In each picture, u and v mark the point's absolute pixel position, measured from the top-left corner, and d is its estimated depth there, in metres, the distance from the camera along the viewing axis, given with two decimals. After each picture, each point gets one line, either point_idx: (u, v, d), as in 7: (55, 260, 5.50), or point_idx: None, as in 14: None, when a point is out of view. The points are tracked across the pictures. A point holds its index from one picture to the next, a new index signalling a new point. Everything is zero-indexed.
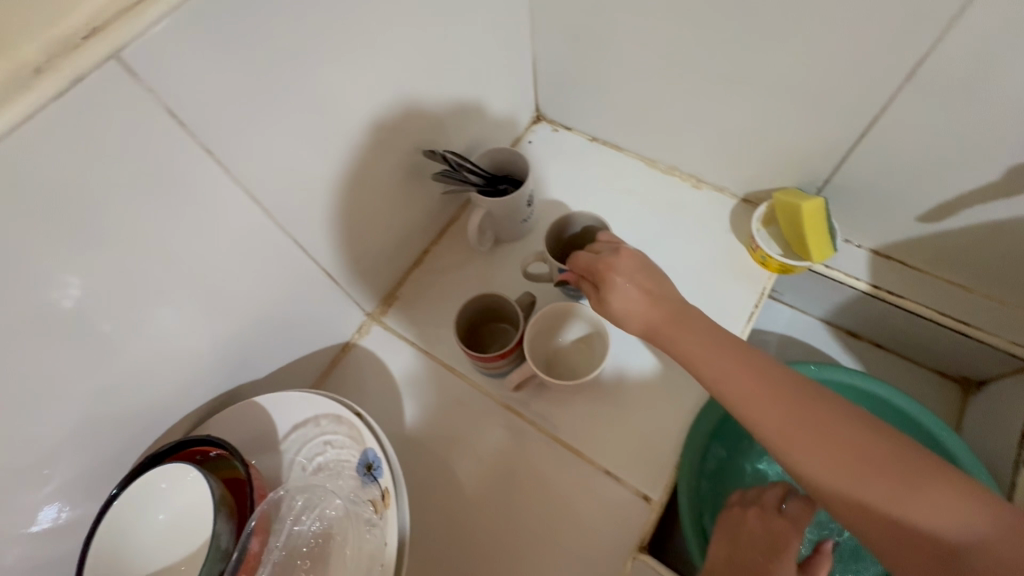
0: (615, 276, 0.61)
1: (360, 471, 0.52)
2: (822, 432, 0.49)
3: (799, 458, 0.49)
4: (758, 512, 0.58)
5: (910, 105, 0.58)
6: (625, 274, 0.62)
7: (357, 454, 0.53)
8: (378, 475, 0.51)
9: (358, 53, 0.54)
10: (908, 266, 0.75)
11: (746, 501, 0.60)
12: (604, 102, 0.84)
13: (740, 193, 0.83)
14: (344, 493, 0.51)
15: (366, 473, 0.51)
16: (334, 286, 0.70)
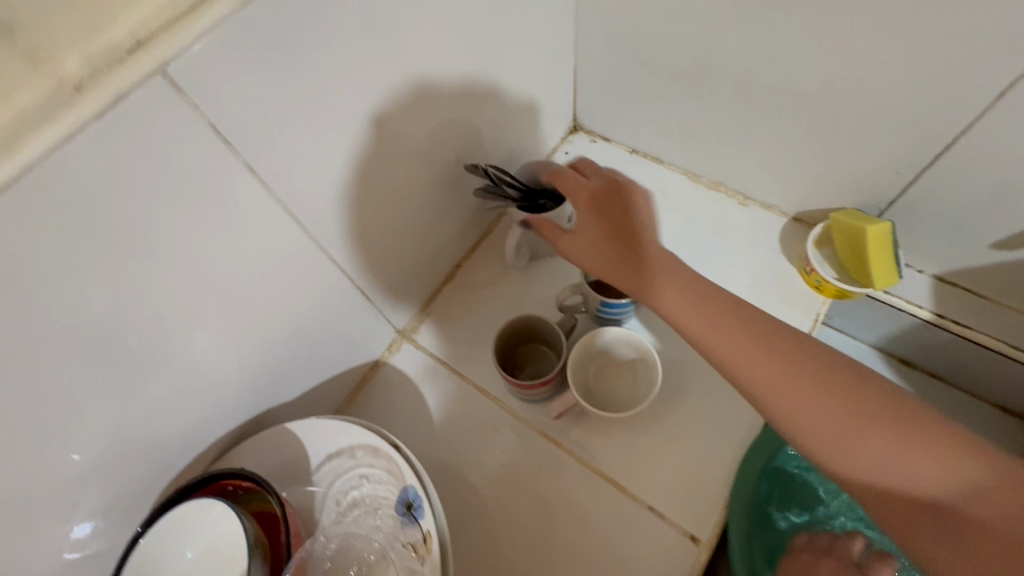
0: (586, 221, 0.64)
1: (399, 511, 0.49)
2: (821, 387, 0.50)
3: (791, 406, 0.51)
4: (833, 563, 0.56)
5: (997, 126, 0.53)
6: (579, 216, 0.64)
7: (396, 491, 0.49)
8: (419, 516, 0.47)
9: (407, 64, 0.51)
10: (973, 293, 0.70)
11: (818, 550, 0.57)
12: (649, 113, 0.80)
13: (791, 211, 0.79)
14: (383, 535, 0.48)
15: (406, 513, 0.48)
16: (367, 303, 0.67)
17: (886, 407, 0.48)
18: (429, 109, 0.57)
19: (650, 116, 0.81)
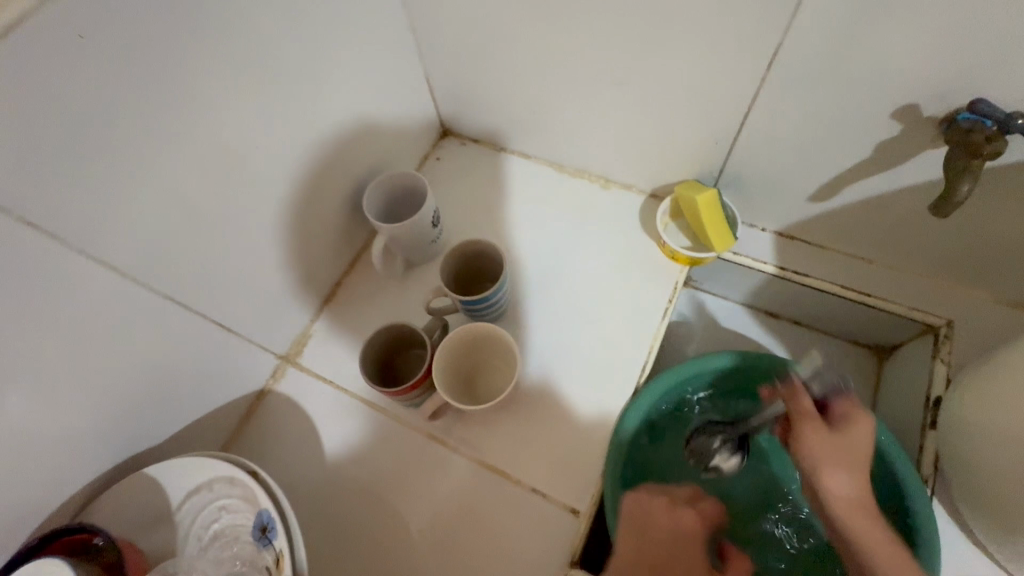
0: (826, 488, 0.55)
1: (255, 535, 0.50)
2: (872, 544, 0.53)
3: (846, 521, 0.55)
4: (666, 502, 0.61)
5: (779, 93, 0.58)
6: (837, 466, 0.55)
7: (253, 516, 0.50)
8: (272, 537, 0.49)
9: (203, 93, 0.51)
10: (811, 244, 0.75)
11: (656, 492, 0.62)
12: (503, 111, 0.84)
13: (648, 187, 0.83)
14: (243, 556, 0.50)
15: (262, 537, 0.49)
16: (232, 335, 0.67)
17: (902, 568, 0.52)
18: (250, 136, 0.58)
19: (506, 114, 0.83)
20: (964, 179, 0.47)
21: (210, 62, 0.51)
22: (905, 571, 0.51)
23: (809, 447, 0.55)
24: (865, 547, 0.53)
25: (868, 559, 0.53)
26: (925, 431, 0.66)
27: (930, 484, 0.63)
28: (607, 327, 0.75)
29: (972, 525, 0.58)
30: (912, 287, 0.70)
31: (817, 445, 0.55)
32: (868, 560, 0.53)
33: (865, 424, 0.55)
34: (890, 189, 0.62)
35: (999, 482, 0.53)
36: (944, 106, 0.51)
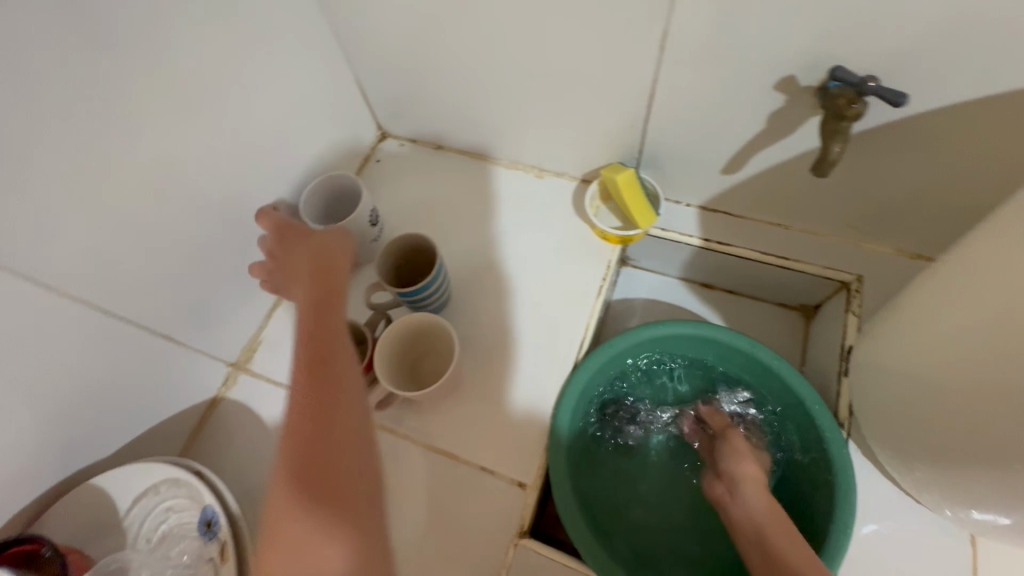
0: (739, 463, 0.66)
1: (201, 530, 0.53)
2: (774, 511, 0.59)
3: (746, 485, 0.63)
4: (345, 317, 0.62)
5: (674, 74, 0.62)
6: (739, 455, 0.67)
7: (197, 513, 0.54)
8: (217, 531, 0.53)
9: (114, 105, 0.53)
10: (731, 215, 0.79)
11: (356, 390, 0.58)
12: (433, 110, 0.86)
13: (578, 174, 0.86)
14: (190, 552, 0.53)
15: (207, 531, 0.53)
16: (176, 344, 0.68)
17: (789, 527, 0.57)
18: (173, 147, 0.60)
19: (434, 112, 0.86)
20: (833, 141, 0.53)
21: (120, 75, 0.53)
22: (785, 526, 0.57)
23: (727, 446, 0.69)
24: (764, 506, 0.60)
25: (755, 514, 0.59)
26: (840, 379, 0.71)
27: (846, 428, 0.67)
28: (546, 310, 0.78)
29: (884, 462, 0.62)
30: (823, 248, 0.75)
31: (735, 444, 0.69)
32: (761, 521, 0.58)
33: (756, 471, 0.65)
34: (787, 156, 0.67)
35: (894, 413, 0.57)
36: (817, 75, 0.56)
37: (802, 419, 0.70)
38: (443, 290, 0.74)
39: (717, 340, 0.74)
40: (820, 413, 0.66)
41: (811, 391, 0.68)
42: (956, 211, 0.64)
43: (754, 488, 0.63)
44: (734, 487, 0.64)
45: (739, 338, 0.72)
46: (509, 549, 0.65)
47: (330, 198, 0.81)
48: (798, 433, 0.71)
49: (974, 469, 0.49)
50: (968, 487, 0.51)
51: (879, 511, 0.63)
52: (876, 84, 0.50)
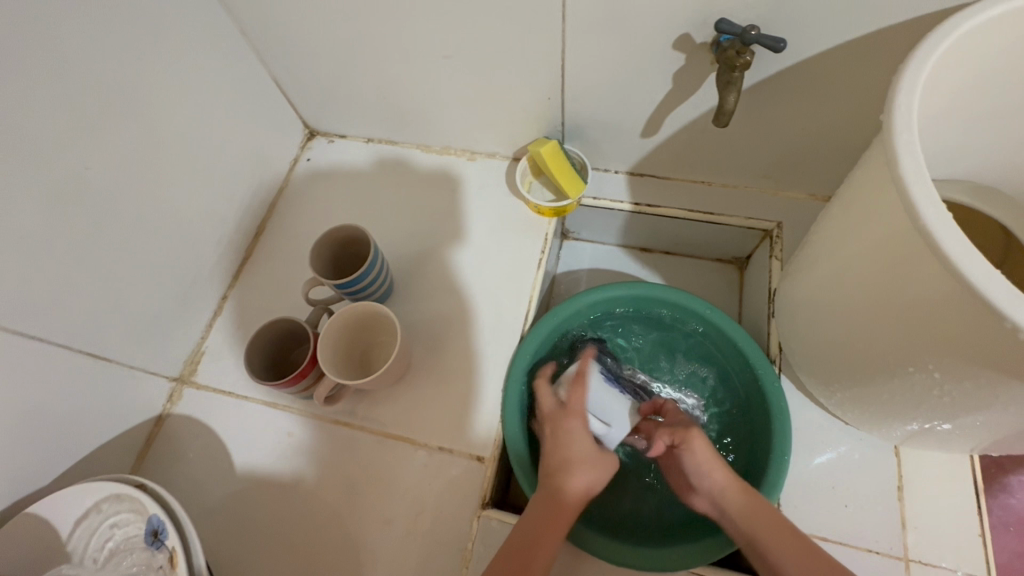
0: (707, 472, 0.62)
1: (148, 540, 0.52)
2: (767, 518, 0.57)
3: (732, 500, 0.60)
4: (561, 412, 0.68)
5: (579, 41, 0.64)
6: (703, 462, 0.63)
7: (144, 524, 0.53)
8: (164, 539, 0.51)
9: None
10: (657, 177, 0.82)
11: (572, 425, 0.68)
12: (357, 102, 0.86)
13: (509, 153, 0.87)
14: (138, 565, 0.52)
15: (154, 541, 0.51)
16: (108, 364, 0.66)
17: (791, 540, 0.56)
18: (76, 159, 0.58)
19: (359, 103, 0.86)
20: (729, 92, 0.57)
21: (0, 84, 0.51)
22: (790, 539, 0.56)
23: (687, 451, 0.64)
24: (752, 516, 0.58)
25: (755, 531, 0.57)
26: (770, 320, 0.74)
27: (778, 363, 0.71)
28: (490, 287, 0.79)
29: (811, 388, 0.66)
30: (744, 199, 0.79)
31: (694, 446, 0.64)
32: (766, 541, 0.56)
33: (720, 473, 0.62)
34: (697, 113, 0.70)
35: (808, 337, 0.61)
36: (708, 31, 0.59)
37: (738, 360, 0.73)
38: (384, 277, 0.75)
39: (653, 295, 0.77)
40: (752, 352, 0.70)
41: (741, 332, 0.71)
42: (854, 149, 0.69)
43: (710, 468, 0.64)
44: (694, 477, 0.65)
45: (672, 292, 0.75)
46: (473, 522, 0.66)
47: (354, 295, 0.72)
48: (736, 377, 0.74)
49: (877, 375, 0.53)
50: (884, 397, 0.54)
51: (817, 438, 0.67)
52: (757, 32, 0.53)
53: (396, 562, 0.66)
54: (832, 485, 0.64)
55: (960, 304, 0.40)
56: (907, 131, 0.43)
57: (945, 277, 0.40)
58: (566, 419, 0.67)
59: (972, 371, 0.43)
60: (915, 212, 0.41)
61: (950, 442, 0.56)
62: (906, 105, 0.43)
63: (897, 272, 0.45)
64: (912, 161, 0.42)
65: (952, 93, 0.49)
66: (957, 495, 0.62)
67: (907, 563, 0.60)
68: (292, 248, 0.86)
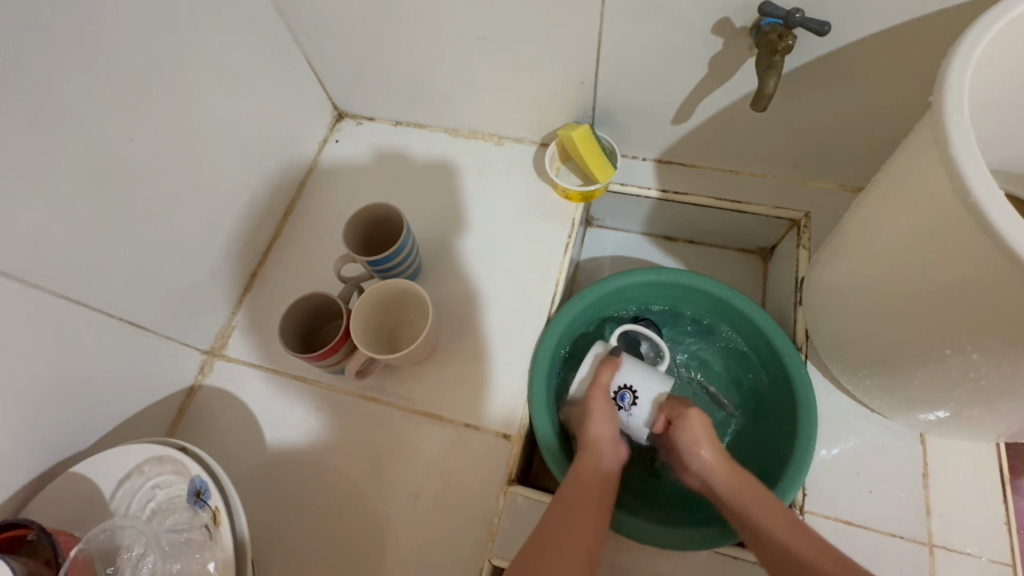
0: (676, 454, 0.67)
1: (190, 500, 0.54)
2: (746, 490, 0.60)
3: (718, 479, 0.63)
4: (602, 395, 0.68)
5: (616, 25, 0.65)
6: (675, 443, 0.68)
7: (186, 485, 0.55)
8: (207, 499, 0.53)
9: (50, 83, 0.52)
10: (685, 165, 0.83)
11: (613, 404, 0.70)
12: (387, 84, 0.87)
13: (537, 139, 0.88)
14: (179, 524, 0.54)
15: (197, 501, 0.54)
16: (145, 333, 0.68)
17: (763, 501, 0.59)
18: (120, 129, 0.59)
19: (390, 85, 0.87)
20: (769, 75, 0.57)
21: (51, 52, 0.52)
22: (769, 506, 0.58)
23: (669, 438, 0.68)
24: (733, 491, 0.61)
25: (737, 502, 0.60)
26: (796, 307, 0.75)
27: (804, 351, 0.72)
28: (517, 269, 0.80)
29: (837, 375, 0.67)
30: (771, 189, 0.80)
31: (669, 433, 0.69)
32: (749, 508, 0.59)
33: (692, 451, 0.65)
34: (730, 100, 0.70)
35: (838, 322, 0.62)
36: (747, 16, 0.59)
37: (764, 346, 0.73)
38: (414, 256, 0.75)
39: (678, 281, 0.77)
40: (778, 339, 0.70)
41: (767, 318, 0.72)
42: (887, 140, 0.69)
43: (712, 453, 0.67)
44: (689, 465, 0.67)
45: (697, 279, 0.76)
46: (499, 497, 0.67)
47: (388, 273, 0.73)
48: (761, 363, 0.75)
49: (909, 359, 0.54)
50: (914, 381, 0.55)
51: (843, 425, 0.68)
52: (801, 14, 0.54)
53: (423, 535, 0.67)
54: (856, 471, 0.65)
55: (1007, 282, 0.40)
56: (957, 113, 0.43)
57: (993, 256, 0.41)
58: (600, 396, 0.68)
59: (1012, 353, 0.44)
60: (966, 190, 0.41)
61: (980, 428, 0.56)
62: (956, 87, 0.44)
63: (944, 255, 0.45)
64: (963, 142, 0.42)
65: (995, 82, 0.50)
66: (983, 484, 0.62)
67: (931, 548, 0.60)
68: (321, 227, 0.87)
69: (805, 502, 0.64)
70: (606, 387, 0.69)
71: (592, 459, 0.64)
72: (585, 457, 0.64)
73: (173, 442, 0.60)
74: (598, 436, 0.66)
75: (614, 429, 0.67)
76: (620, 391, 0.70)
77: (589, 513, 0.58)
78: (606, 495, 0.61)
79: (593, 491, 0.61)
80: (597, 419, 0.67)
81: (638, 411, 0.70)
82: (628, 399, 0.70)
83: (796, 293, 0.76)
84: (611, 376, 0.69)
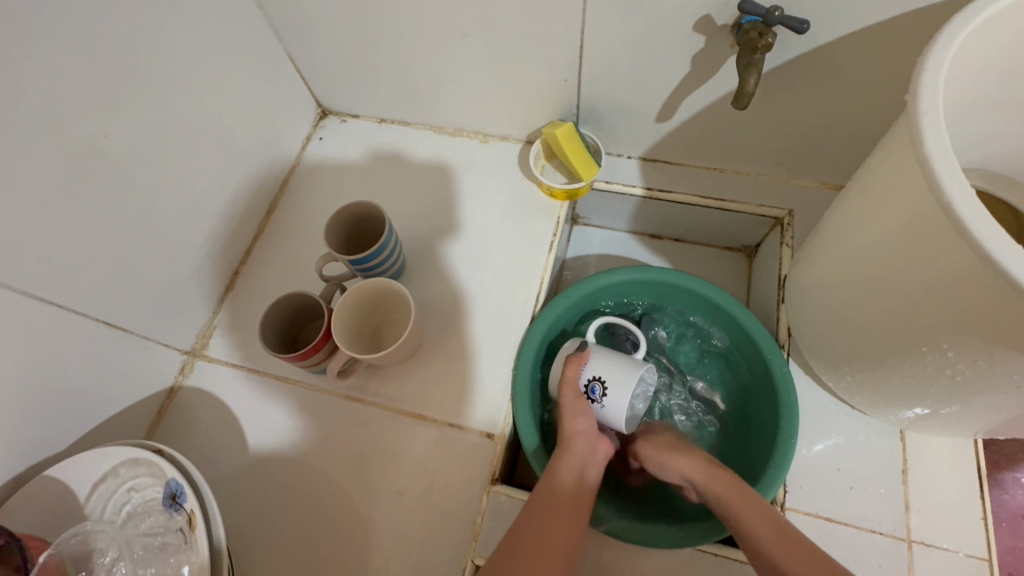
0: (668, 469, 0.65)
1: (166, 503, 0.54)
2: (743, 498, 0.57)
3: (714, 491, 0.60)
4: (571, 391, 0.69)
5: (600, 22, 0.64)
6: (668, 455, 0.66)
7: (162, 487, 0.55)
8: (182, 502, 0.53)
9: (21, 79, 0.51)
10: (670, 163, 0.83)
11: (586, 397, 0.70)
12: (372, 81, 0.86)
13: (522, 136, 0.87)
14: (154, 527, 0.54)
15: (172, 504, 0.53)
16: (123, 334, 0.67)
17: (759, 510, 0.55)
18: (95, 126, 0.58)
19: (374, 81, 0.86)
20: (749, 74, 0.57)
21: (23, 48, 0.51)
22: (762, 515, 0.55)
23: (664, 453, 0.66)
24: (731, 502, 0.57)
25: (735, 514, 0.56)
26: (779, 305, 0.75)
27: (787, 348, 0.72)
28: (501, 268, 0.80)
29: (819, 372, 0.67)
30: (756, 187, 0.80)
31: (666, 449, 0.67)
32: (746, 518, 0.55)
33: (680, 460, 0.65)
34: (714, 98, 0.70)
35: (819, 320, 0.62)
36: (729, 14, 0.59)
37: (748, 344, 0.73)
38: (397, 255, 0.75)
39: (662, 279, 0.77)
40: (761, 337, 0.70)
41: (750, 316, 0.72)
42: (867, 139, 0.69)
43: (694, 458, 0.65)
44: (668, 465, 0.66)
45: (682, 276, 0.76)
46: (482, 497, 0.67)
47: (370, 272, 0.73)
48: (745, 361, 0.75)
49: (888, 356, 0.54)
50: (893, 377, 0.55)
51: (825, 422, 0.68)
52: (781, 13, 0.53)
53: (406, 535, 0.66)
54: (837, 468, 0.65)
55: (982, 279, 0.41)
56: (932, 111, 0.43)
57: (969, 254, 0.41)
58: (568, 390, 0.69)
59: (987, 350, 0.44)
60: (938, 187, 0.42)
61: (958, 425, 0.57)
62: (930, 86, 0.44)
63: (921, 252, 0.46)
64: (936, 139, 0.43)
65: (971, 82, 0.50)
66: (961, 479, 0.63)
67: (910, 544, 0.61)
68: (304, 225, 0.86)
69: (786, 499, 0.64)
70: (573, 383, 0.70)
71: (569, 459, 0.63)
72: (564, 457, 0.63)
73: (151, 444, 0.60)
74: (573, 431, 0.66)
75: (588, 424, 0.67)
76: (591, 383, 0.70)
77: (565, 513, 0.58)
78: (580, 500, 0.60)
79: (569, 495, 0.60)
80: (569, 415, 0.68)
81: (610, 402, 0.69)
82: (598, 391, 0.69)
83: (779, 291, 0.76)
84: (577, 372, 0.70)
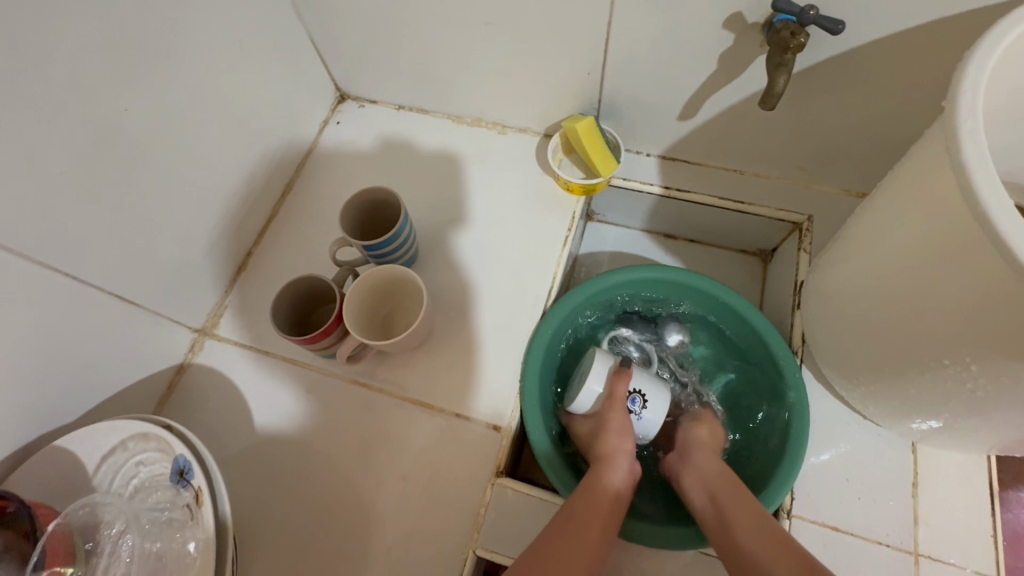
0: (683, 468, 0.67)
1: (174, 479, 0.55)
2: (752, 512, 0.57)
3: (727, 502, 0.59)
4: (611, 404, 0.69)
5: (628, 15, 0.63)
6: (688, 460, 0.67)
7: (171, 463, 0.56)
8: (190, 478, 0.54)
9: (46, 46, 0.51)
10: (690, 163, 0.81)
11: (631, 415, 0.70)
12: (394, 67, 0.85)
13: (541, 129, 0.87)
14: (162, 503, 0.54)
15: (180, 479, 0.54)
16: (135, 308, 0.67)
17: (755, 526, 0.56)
18: (115, 98, 0.58)
19: (395, 67, 0.85)
20: (779, 74, 0.56)
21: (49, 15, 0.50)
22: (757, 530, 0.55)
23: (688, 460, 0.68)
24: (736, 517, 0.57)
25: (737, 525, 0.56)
26: (794, 311, 0.75)
27: (800, 355, 0.71)
28: (514, 261, 0.79)
29: (831, 381, 0.67)
30: (775, 191, 0.79)
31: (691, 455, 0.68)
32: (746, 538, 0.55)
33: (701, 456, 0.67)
34: (739, 98, 0.69)
35: (836, 330, 0.61)
36: (762, 12, 0.58)
37: (761, 351, 0.72)
38: (411, 243, 0.75)
39: (677, 280, 0.76)
40: (775, 343, 0.69)
41: (765, 323, 0.71)
42: (894, 146, 0.68)
43: (706, 457, 0.66)
44: (689, 464, 0.67)
45: (706, 281, 0.75)
46: (487, 489, 0.67)
47: (384, 257, 0.73)
48: (757, 367, 0.75)
49: (904, 369, 0.53)
50: (910, 390, 0.55)
51: (834, 432, 0.67)
52: (816, 13, 0.52)
53: (409, 522, 0.66)
54: (846, 478, 0.64)
55: (1013, 296, 0.40)
56: (970, 119, 0.42)
57: (1000, 272, 0.40)
58: (615, 408, 0.69)
59: (1011, 366, 0.43)
60: (974, 198, 0.41)
61: (972, 440, 0.56)
62: (970, 93, 0.43)
63: (947, 268, 0.45)
64: (974, 148, 0.42)
65: (1008, 92, 0.49)
66: (972, 497, 0.62)
67: (917, 558, 0.60)
68: (318, 209, 0.86)
69: (792, 506, 0.63)
70: (620, 396, 0.69)
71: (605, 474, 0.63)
72: (597, 468, 0.64)
73: (160, 419, 0.60)
74: (617, 449, 0.66)
75: (631, 445, 0.67)
76: (632, 395, 0.71)
77: (594, 526, 0.57)
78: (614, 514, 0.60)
79: (606, 502, 0.60)
80: (614, 432, 0.67)
81: (648, 416, 0.71)
82: (638, 403, 0.71)
83: (795, 298, 0.75)
84: (623, 386, 0.70)
